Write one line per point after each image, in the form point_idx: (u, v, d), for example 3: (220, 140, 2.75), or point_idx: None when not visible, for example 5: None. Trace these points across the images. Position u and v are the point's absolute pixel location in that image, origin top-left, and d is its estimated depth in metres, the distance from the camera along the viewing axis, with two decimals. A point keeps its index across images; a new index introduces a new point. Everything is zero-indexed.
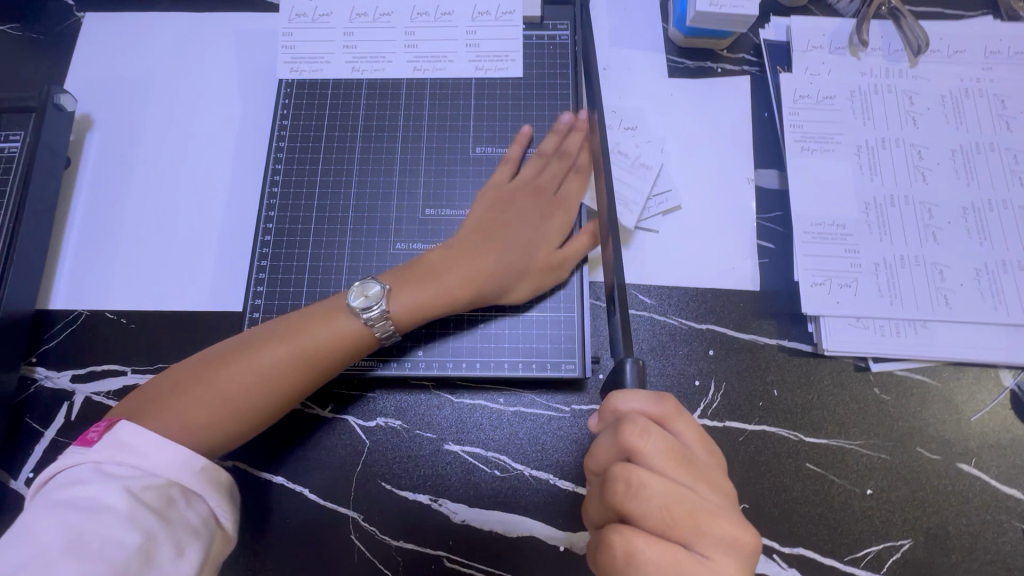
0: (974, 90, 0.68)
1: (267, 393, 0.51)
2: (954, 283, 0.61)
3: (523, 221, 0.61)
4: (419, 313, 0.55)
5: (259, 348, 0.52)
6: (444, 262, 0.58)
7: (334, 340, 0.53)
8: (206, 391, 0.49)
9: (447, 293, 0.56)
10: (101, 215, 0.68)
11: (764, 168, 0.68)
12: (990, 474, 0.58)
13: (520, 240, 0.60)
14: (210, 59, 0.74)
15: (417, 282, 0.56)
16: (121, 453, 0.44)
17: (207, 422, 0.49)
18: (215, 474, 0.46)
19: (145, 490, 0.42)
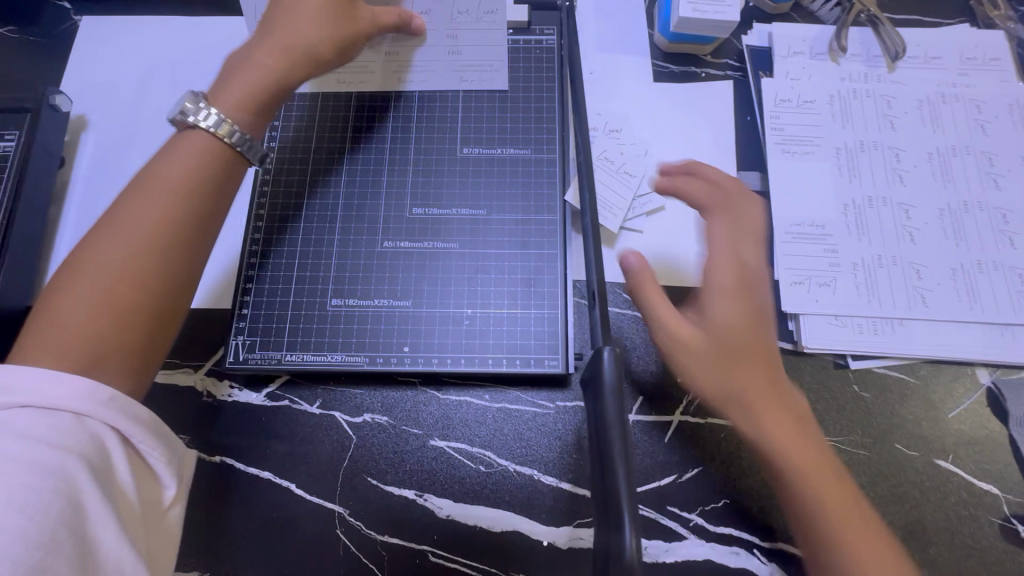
0: (951, 95, 0.69)
1: (166, 271, 0.46)
2: (931, 282, 0.62)
3: (290, 4, 0.56)
4: (253, 95, 0.53)
5: (104, 236, 0.45)
6: (253, 50, 0.54)
7: (198, 159, 0.49)
8: (76, 295, 0.43)
9: (263, 71, 0.53)
10: (95, 213, 0.69)
11: (747, 169, 0.69)
12: (967, 470, 0.59)
13: (291, 15, 0.55)
14: (204, 62, 0.76)
15: (235, 74, 0.53)
16: (3, 396, 0.39)
17: (107, 320, 0.43)
18: (129, 406, 0.42)
19: (52, 435, 0.38)
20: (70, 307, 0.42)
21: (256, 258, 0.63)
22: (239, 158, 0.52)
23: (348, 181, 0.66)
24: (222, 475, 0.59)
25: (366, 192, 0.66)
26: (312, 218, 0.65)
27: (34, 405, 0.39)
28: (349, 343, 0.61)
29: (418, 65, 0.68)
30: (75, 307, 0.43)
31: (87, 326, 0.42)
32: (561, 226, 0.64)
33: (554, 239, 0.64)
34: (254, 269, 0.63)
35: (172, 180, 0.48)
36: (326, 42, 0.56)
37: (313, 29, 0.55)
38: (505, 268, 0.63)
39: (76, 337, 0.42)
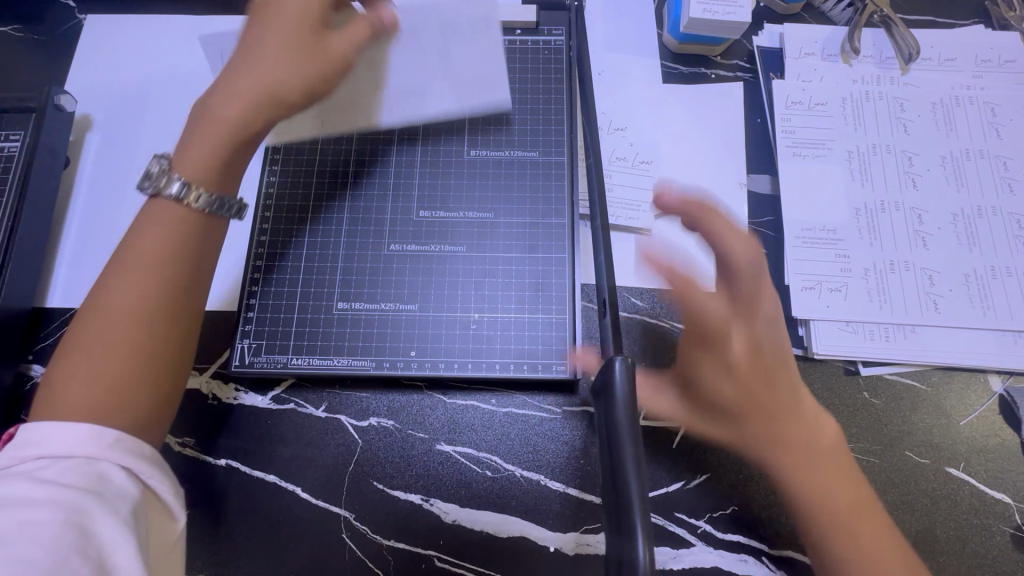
0: (965, 98, 0.68)
1: (162, 319, 0.44)
2: (944, 288, 0.62)
3: (252, 50, 0.51)
4: (212, 155, 0.48)
5: (92, 304, 0.44)
6: (215, 103, 0.49)
7: (172, 220, 0.46)
8: (79, 362, 0.42)
9: (224, 125, 0.48)
10: (100, 214, 0.69)
11: (757, 172, 0.68)
12: (978, 479, 0.58)
13: (261, 62, 0.50)
14: (209, 61, 0.75)
15: (198, 132, 0.49)
16: (20, 450, 0.39)
17: (111, 380, 0.41)
18: (136, 444, 0.41)
19: (62, 474, 0.37)
20: (72, 377, 0.41)
21: (261, 261, 0.63)
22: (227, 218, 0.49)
23: (354, 183, 0.66)
24: (228, 478, 0.59)
25: (372, 194, 0.65)
26: (318, 221, 0.64)
27: (46, 455, 0.39)
28: (355, 347, 0.61)
29: None
30: (78, 374, 0.41)
31: (92, 392, 0.41)
32: (569, 230, 0.64)
33: (562, 243, 0.63)
34: (259, 272, 0.62)
35: (151, 241, 0.45)
36: (309, 88, 0.52)
37: (286, 67, 0.51)
38: (513, 272, 0.62)
39: (84, 404, 0.41)
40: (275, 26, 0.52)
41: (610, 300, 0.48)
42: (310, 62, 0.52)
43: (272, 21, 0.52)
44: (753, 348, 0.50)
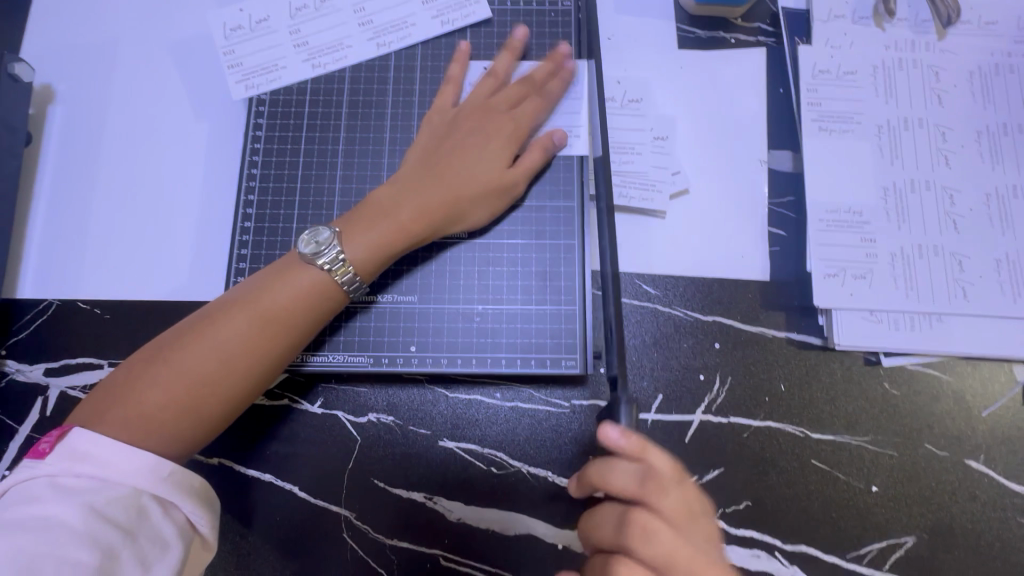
0: (1005, 66, 0.63)
1: (255, 368, 0.49)
2: (974, 274, 0.58)
3: (472, 138, 0.57)
4: (379, 251, 0.53)
5: (209, 333, 0.48)
6: (394, 198, 0.54)
7: (301, 296, 0.50)
8: (165, 379, 0.46)
9: (399, 228, 0.53)
10: (69, 198, 0.63)
11: (778, 149, 0.64)
12: (998, 470, 0.56)
13: (461, 175, 0.55)
14: (179, 22, 0.68)
15: (368, 220, 0.53)
16: (79, 465, 0.42)
17: (186, 402, 0.46)
18: (185, 478, 0.44)
19: (108, 505, 0.40)
20: (155, 390, 0.46)
21: (247, 248, 0.58)
22: (343, 297, 0.52)
23: (345, 164, 0.60)
24: (222, 477, 0.56)
25: (364, 175, 0.60)
26: (307, 206, 0.59)
27: (103, 477, 0.42)
28: (352, 341, 0.57)
29: (391, 26, 0.63)
30: (160, 389, 0.46)
31: (161, 413, 0.46)
32: (578, 213, 0.59)
33: (570, 227, 0.59)
34: (245, 262, 0.58)
35: (276, 309, 0.49)
36: (454, 161, 0.56)
37: (439, 177, 0.55)
38: (518, 260, 0.58)
39: (155, 419, 0.45)
40: (502, 118, 0.58)
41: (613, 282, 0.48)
42: (431, 152, 0.57)
43: (487, 104, 0.58)
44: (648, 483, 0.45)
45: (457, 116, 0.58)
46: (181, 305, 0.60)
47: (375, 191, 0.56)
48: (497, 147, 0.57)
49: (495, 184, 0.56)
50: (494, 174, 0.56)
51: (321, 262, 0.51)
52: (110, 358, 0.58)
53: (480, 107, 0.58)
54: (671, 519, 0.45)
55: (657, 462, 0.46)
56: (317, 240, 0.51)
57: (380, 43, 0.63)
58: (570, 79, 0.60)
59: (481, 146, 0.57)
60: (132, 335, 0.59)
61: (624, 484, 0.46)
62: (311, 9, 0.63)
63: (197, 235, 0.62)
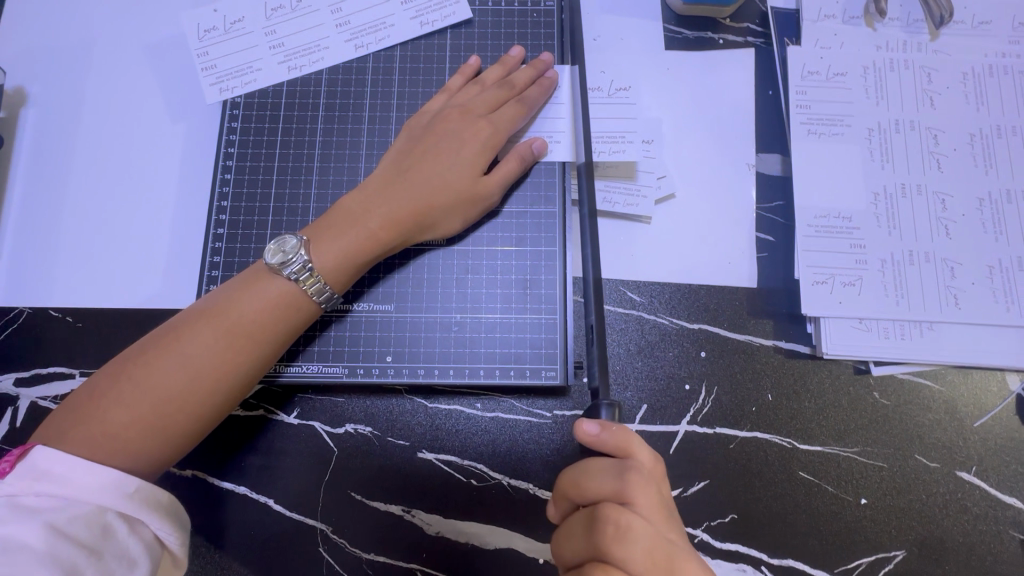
0: (999, 67, 0.62)
1: (223, 382, 0.47)
2: (966, 281, 0.57)
3: (446, 142, 0.55)
4: (347, 258, 0.51)
5: (175, 346, 0.47)
6: (365, 203, 0.53)
7: (272, 306, 0.49)
8: (131, 394, 0.45)
9: (369, 236, 0.52)
10: (41, 203, 0.62)
11: (766, 152, 0.62)
12: (990, 483, 0.55)
13: (435, 182, 0.54)
14: (154, 22, 0.66)
15: (338, 227, 0.52)
16: (40, 484, 0.40)
17: (152, 418, 0.45)
18: (153, 494, 0.43)
19: (71, 524, 0.39)
20: (119, 407, 0.45)
21: (221, 255, 0.57)
22: (314, 306, 0.51)
23: (321, 168, 0.59)
24: (196, 490, 0.55)
25: (340, 180, 0.59)
26: (282, 212, 0.58)
27: (65, 495, 0.40)
28: (328, 351, 0.56)
29: (370, 27, 0.61)
30: (125, 405, 0.45)
31: (126, 429, 0.44)
32: (560, 219, 0.58)
33: (552, 234, 0.57)
34: (218, 270, 0.57)
35: (247, 319, 0.48)
36: (426, 165, 0.54)
37: (410, 183, 0.54)
38: (498, 267, 0.57)
39: (120, 437, 0.44)
40: (479, 122, 0.56)
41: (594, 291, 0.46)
42: (403, 157, 0.55)
43: (465, 108, 0.56)
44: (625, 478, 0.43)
45: (433, 120, 0.57)
46: (154, 313, 0.59)
47: (347, 196, 0.54)
48: (474, 153, 0.55)
49: (470, 192, 0.54)
50: (469, 181, 0.54)
51: (288, 270, 0.50)
52: (82, 368, 0.57)
53: (457, 109, 0.57)
54: (652, 517, 0.42)
55: (636, 497, 0.42)
56: (284, 249, 0.50)
57: (358, 45, 0.61)
58: (552, 87, 0.58)
59: (456, 150, 0.55)
60: (104, 344, 0.58)
61: (586, 521, 0.43)
62: (287, 10, 0.61)
63: (171, 241, 0.61)
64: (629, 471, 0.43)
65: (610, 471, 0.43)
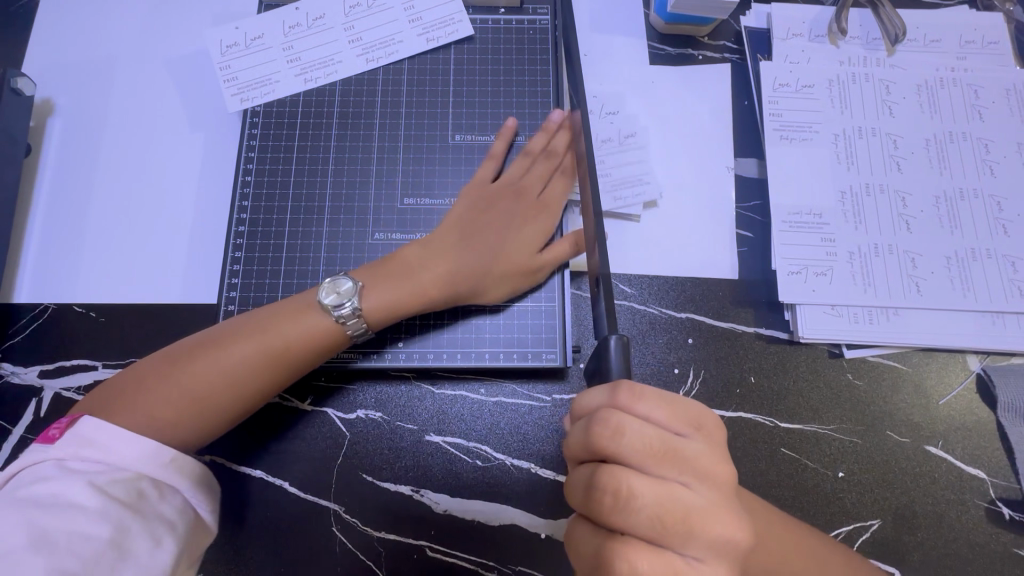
0: (949, 80, 0.68)
1: (269, 377, 0.51)
2: (926, 271, 0.62)
3: (503, 222, 0.60)
4: (395, 311, 0.56)
5: (226, 346, 0.51)
6: (421, 258, 0.58)
7: (318, 330, 0.53)
8: (176, 381, 0.49)
9: (418, 293, 0.57)
10: (66, 206, 0.65)
11: (744, 156, 0.68)
12: (955, 455, 0.60)
13: (494, 259, 0.59)
14: (177, 39, 0.71)
15: (391, 277, 0.57)
16: (87, 448, 0.44)
17: (201, 400, 0.49)
18: (186, 464, 0.46)
19: (115, 485, 0.42)
20: (169, 386, 0.49)
21: (241, 252, 0.61)
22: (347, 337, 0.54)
23: (335, 170, 0.64)
24: (214, 474, 0.58)
25: (353, 182, 0.63)
26: (298, 211, 0.62)
27: (110, 461, 0.43)
28: None
29: (379, 42, 0.67)
30: (174, 385, 0.49)
31: (173, 406, 0.48)
32: (557, 216, 0.63)
33: (550, 230, 0.62)
34: (238, 265, 0.61)
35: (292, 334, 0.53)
36: (482, 254, 0.58)
37: (467, 262, 0.58)
38: None
39: (167, 412, 0.48)
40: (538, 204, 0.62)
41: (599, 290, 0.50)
42: (464, 228, 0.60)
43: (520, 188, 0.62)
44: (598, 430, 0.40)
45: (491, 193, 0.62)
46: (176, 307, 0.62)
47: (407, 247, 0.59)
48: (526, 234, 0.60)
49: (522, 273, 0.59)
50: (523, 260, 0.59)
51: (338, 312, 0.53)
52: (105, 360, 0.60)
53: (518, 187, 0.62)
54: (646, 463, 0.39)
55: (617, 450, 0.40)
56: (339, 290, 0.54)
57: (368, 59, 0.66)
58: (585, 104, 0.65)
59: (511, 232, 0.60)
60: (127, 336, 0.61)
61: (579, 488, 0.41)
62: (303, 27, 0.67)
63: (191, 241, 0.65)
64: (602, 423, 0.40)
65: (585, 431, 0.41)
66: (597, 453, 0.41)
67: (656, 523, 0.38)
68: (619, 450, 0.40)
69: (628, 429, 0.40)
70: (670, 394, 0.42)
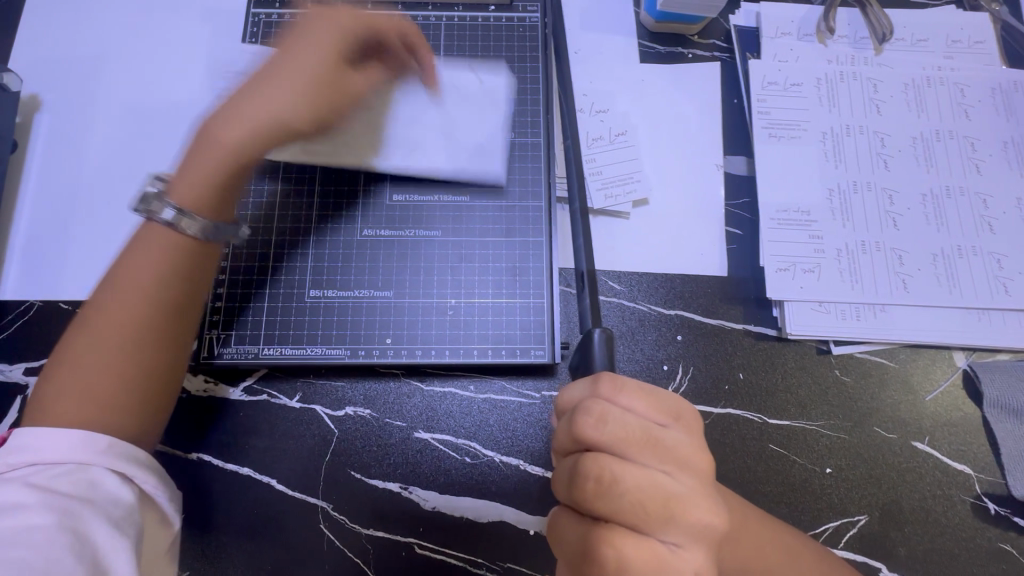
0: (936, 78, 0.69)
1: (158, 318, 0.49)
2: (913, 268, 0.63)
3: (325, 95, 0.56)
4: (209, 188, 0.52)
5: (100, 316, 0.48)
6: (229, 139, 0.53)
7: (168, 230, 0.51)
8: (81, 371, 0.47)
9: (216, 172, 0.53)
10: (52, 203, 0.65)
11: (733, 154, 0.68)
12: (941, 451, 0.60)
13: (292, 134, 0.55)
14: (166, 36, 0.71)
15: (202, 159, 0.52)
16: (19, 456, 0.43)
17: (115, 373, 0.47)
18: (126, 447, 0.46)
19: (53, 480, 0.42)
20: (75, 380, 0.47)
21: (230, 248, 0.61)
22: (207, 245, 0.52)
23: (324, 167, 0.63)
24: (201, 471, 0.58)
25: (342, 179, 0.63)
26: (288, 207, 0.62)
27: (45, 460, 0.43)
28: (330, 336, 0.59)
29: None
30: (76, 378, 0.47)
31: (89, 392, 0.46)
32: (546, 214, 0.63)
33: (539, 226, 0.62)
34: (227, 262, 0.60)
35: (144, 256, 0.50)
36: (304, 133, 0.55)
37: (272, 132, 0.54)
38: (490, 257, 0.61)
39: (88, 401, 0.46)
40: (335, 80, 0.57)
41: (587, 280, 0.50)
42: (286, 98, 0.55)
43: (321, 70, 0.56)
44: (580, 420, 0.40)
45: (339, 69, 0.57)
46: None
47: (213, 121, 0.54)
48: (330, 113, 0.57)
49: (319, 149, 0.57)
50: (324, 140, 0.57)
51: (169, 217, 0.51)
52: None
53: (352, 76, 0.58)
54: (627, 451, 0.39)
55: (600, 438, 0.40)
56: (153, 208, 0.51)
57: None
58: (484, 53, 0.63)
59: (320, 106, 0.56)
60: None
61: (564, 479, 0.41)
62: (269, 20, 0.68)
63: None
64: (585, 413, 0.40)
65: (570, 422, 0.41)
66: (580, 443, 0.41)
67: (639, 509, 0.38)
68: (601, 439, 0.40)
69: (611, 417, 0.40)
70: (651, 387, 0.43)
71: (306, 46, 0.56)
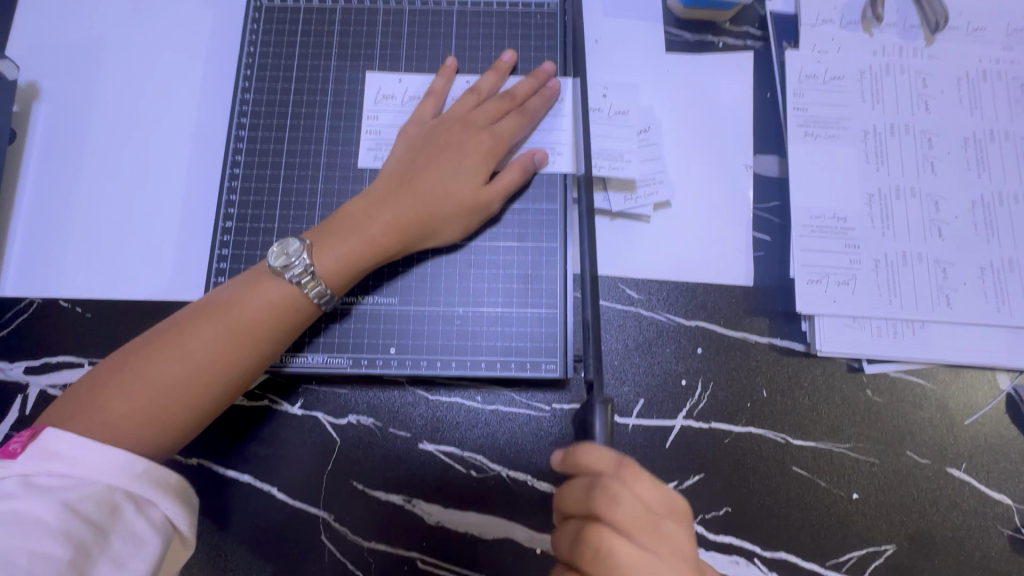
0: (992, 73, 0.63)
1: (227, 371, 0.48)
2: (958, 282, 0.58)
3: (450, 152, 0.56)
4: (349, 264, 0.52)
5: (177, 340, 0.48)
6: (366, 210, 0.54)
7: (276, 297, 0.50)
8: (134, 390, 0.46)
9: (370, 241, 0.53)
10: (52, 197, 0.63)
11: (764, 153, 0.64)
12: (979, 479, 0.56)
13: (435, 193, 0.55)
14: (167, 21, 0.68)
15: (339, 233, 0.53)
16: (52, 463, 0.41)
17: (163, 405, 0.46)
18: (161, 474, 0.43)
19: (81, 501, 0.39)
20: (124, 393, 0.45)
21: (229, 249, 0.58)
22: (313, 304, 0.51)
23: (327, 165, 0.60)
24: (202, 478, 0.56)
25: (346, 177, 0.60)
26: (288, 207, 0.59)
27: (77, 475, 0.41)
28: (332, 343, 0.57)
29: None
30: (129, 391, 0.45)
31: (131, 412, 0.45)
32: (561, 216, 0.59)
33: (553, 230, 0.59)
34: (225, 263, 0.58)
35: (273, 297, 0.50)
36: (438, 197, 0.55)
37: (413, 198, 0.54)
38: (500, 263, 0.58)
39: (127, 421, 0.45)
40: (481, 134, 0.57)
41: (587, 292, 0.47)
42: (411, 166, 0.56)
43: (466, 119, 0.58)
44: (594, 494, 0.43)
45: (432, 128, 0.58)
46: (163, 305, 0.60)
47: (349, 203, 0.55)
48: (473, 166, 0.56)
49: (472, 207, 0.56)
50: (471, 193, 0.56)
51: (290, 273, 0.50)
52: (90, 358, 0.58)
53: (462, 120, 0.58)
54: (631, 530, 0.42)
55: (609, 515, 0.42)
56: (287, 252, 0.51)
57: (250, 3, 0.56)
58: (553, 96, 0.60)
59: (458, 164, 0.56)
60: (113, 334, 0.59)
61: (568, 539, 0.44)
62: None
63: (180, 234, 0.62)
64: (600, 490, 0.42)
65: (584, 492, 0.43)
66: (588, 513, 0.43)
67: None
68: (610, 517, 0.42)
69: (624, 497, 0.42)
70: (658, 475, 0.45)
71: (449, 127, 0.57)
